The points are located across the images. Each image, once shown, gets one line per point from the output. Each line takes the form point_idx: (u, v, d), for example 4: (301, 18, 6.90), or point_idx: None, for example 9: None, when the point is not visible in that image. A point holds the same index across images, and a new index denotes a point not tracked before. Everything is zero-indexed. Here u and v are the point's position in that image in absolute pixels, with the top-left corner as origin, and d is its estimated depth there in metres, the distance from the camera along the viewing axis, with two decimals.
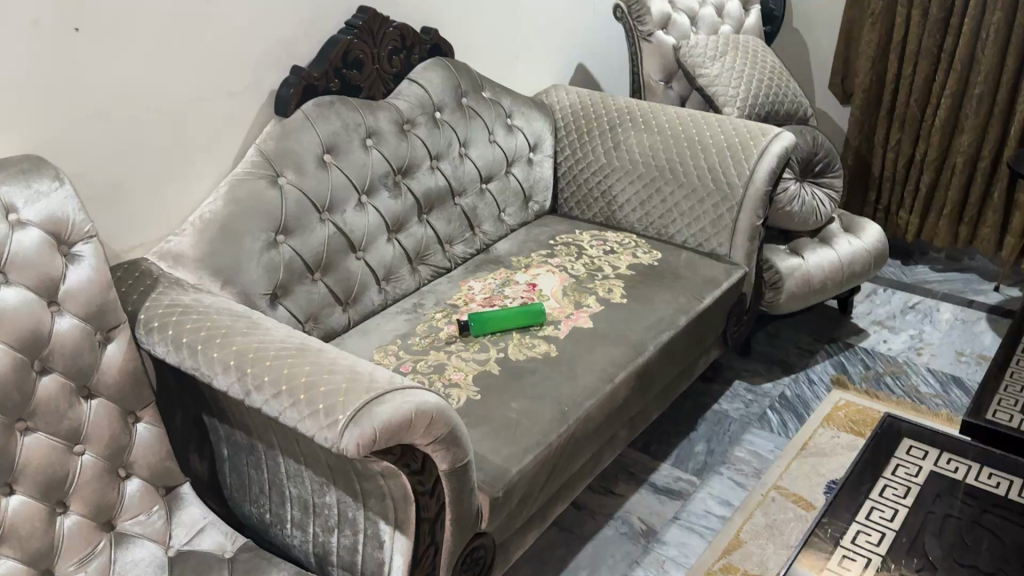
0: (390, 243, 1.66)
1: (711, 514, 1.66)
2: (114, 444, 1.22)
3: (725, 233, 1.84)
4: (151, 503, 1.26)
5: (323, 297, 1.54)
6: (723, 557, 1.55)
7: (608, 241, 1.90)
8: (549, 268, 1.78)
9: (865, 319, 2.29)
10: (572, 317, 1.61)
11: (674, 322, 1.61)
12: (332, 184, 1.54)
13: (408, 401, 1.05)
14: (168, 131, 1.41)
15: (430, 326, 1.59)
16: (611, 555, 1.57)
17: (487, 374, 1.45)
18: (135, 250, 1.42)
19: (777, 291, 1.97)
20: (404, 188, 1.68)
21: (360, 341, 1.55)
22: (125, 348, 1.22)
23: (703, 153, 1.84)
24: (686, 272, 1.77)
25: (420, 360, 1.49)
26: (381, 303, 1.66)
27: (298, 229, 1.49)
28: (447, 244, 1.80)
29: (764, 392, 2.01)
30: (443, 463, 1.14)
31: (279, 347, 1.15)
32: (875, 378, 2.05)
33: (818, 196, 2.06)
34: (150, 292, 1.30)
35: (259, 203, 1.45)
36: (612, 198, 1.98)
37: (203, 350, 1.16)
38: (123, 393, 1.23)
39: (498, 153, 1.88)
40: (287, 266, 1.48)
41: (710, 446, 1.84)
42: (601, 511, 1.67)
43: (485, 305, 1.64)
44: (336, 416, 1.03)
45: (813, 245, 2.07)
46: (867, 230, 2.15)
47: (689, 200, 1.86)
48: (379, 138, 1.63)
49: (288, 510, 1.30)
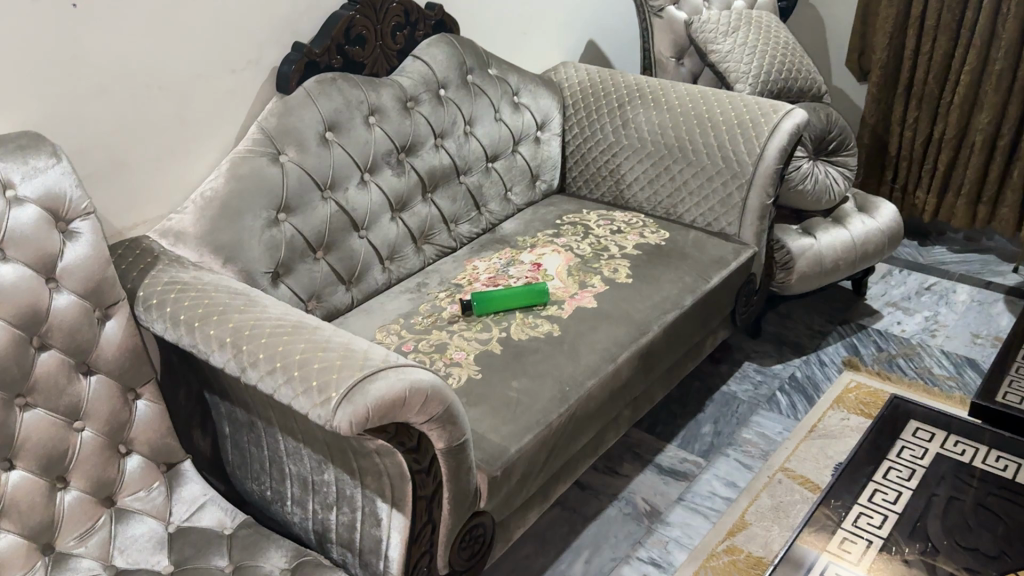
0: (394, 222, 1.65)
1: (716, 495, 1.64)
2: (114, 421, 1.23)
3: (734, 212, 1.81)
4: (152, 479, 1.27)
5: (325, 275, 1.54)
6: (727, 538, 1.54)
7: (616, 220, 1.88)
8: (555, 248, 1.76)
9: (879, 301, 2.26)
10: (576, 297, 1.59)
11: (679, 302, 1.59)
12: (335, 161, 1.53)
13: (403, 377, 1.05)
14: (170, 108, 1.41)
15: (432, 306, 1.59)
16: (614, 535, 1.56)
17: (489, 354, 1.44)
18: (137, 228, 1.42)
19: (789, 272, 1.94)
20: (408, 166, 1.66)
21: (363, 321, 1.55)
22: (124, 326, 1.23)
23: (713, 131, 1.81)
24: (694, 251, 1.74)
25: (422, 340, 1.48)
26: (385, 283, 1.65)
27: (300, 206, 1.49)
28: (452, 224, 1.79)
29: (774, 373, 1.99)
30: (439, 442, 1.13)
31: (276, 323, 1.15)
32: (887, 360, 2.02)
33: (831, 174, 2.02)
34: (150, 270, 1.30)
35: (261, 181, 1.44)
36: (621, 176, 1.96)
37: (200, 327, 1.16)
38: (123, 369, 1.23)
39: (504, 131, 1.86)
40: (289, 244, 1.47)
41: (718, 427, 1.82)
42: (605, 491, 1.66)
43: (488, 284, 1.63)
44: (329, 393, 1.02)
45: (827, 224, 2.03)
46: (882, 209, 2.11)
47: (698, 177, 1.84)
48: (382, 115, 1.61)
49: (288, 488, 1.29)
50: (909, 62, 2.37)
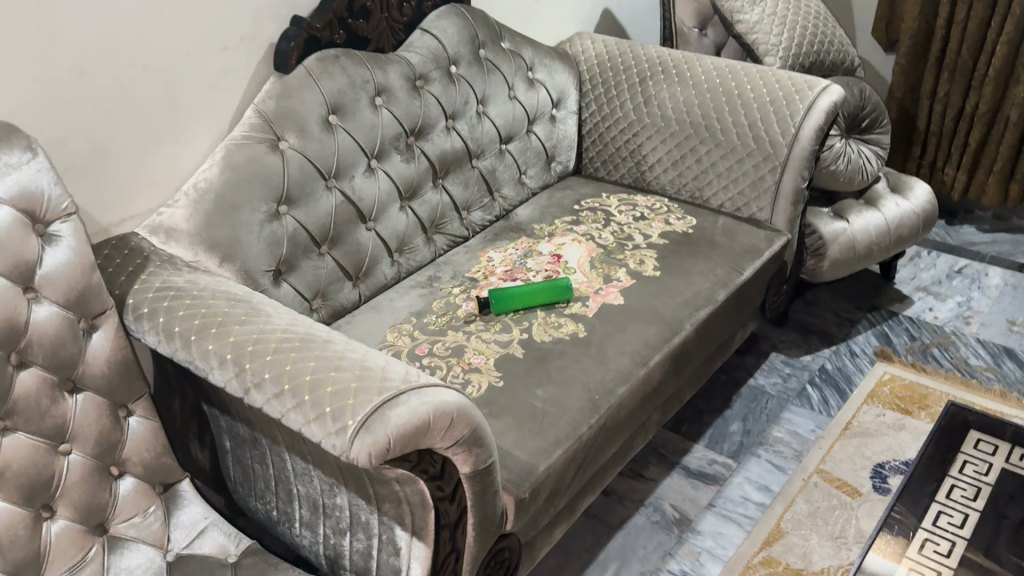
0: (403, 212, 1.53)
1: (749, 501, 1.55)
2: (104, 442, 1.11)
3: (766, 197, 1.69)
4: (147, 503, 1.16)
5: (331, 272, 1.42)
6: (763, 549, 1.45)
7: (638, 205, 1.76)
8: (575, 237, 1.64)
9: (908, 285, 2.15)
10: (601, 293, 1.47)
11: (712, 297, 1.48)
12: (339, 147, 1.41)
13: (425, 400, 0.94)
14: (157, 90, 1.28)
15: (446, 303, 1.47)
16: (643, 546, 1.47)
17: (510, 358, 1.33)
18: (123, 224, 1.30)
19: (820, 259, 1.83)
20: (417, 151, 1.54)
21: (372, 320, 1.44)
22: (112, 338, 1.11)
23: (744, 109, 1.69)
24: (724, 240, 1.63)
25: (437, 342, 1.37)
26: (394, 277, 1.54)
27: (303, 197, 1.37)
28: (465, 211, 1.66)
29: (803, 364, 1.89)
30: (465, 466, 1.03)
31: (282, 336, 1.03)
32: (921, 350, 1.92)
33: (864, 153, 1.91)
34: (140, 273, 1.17)
35: (260, 170, 1.32)
36: (642, 157, 1.83)
37: (197, 340, 1.04)
38: (112, 385, 1.12)
39: (519, 110, 1.73)
40: (291, 239, 1.35)
41: (747, 426, 1.72)
42: (630, 497, 1.57)
43: (505, 279, 1.52)
44: (345, 421, 0.91)
45: (859, 206, 1.91)
46: (915, 190, 1.99)
47: (726, 159, 1.72)
48: (390, 96, 1.48)
49: (297, 510, 1.19)
50: (942, 31, 2.23)
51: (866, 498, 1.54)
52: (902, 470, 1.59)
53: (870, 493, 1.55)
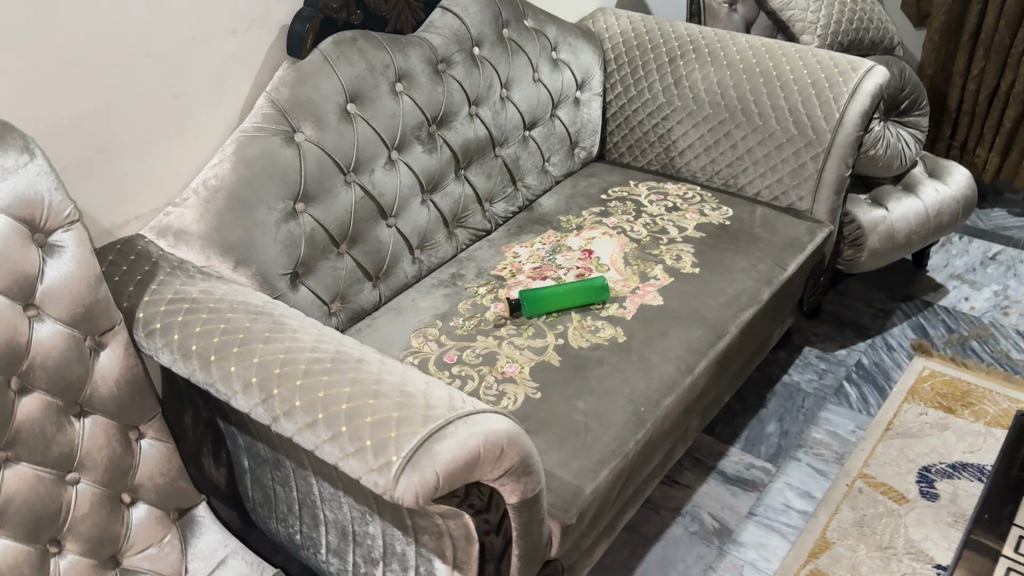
0: (425, 206, 1.43)
1: (791, 509, 1.48)
2: (115, 468, 1.02)
3: (807, 185, 1.60)
4: (162, 531, 1.07)
5: (350, 273, 1.33)
6: (809, 561, 1.38)
7: (669, 194, 1.66)
8: (605, 230, 1.55)
9: (941, 273, 2.07)
10: (639, 292, 1.38)
11: (756, 296, 1.39)
12: (357, 139, 1.30)
13: (474, 430, 0.85)
14: (161, 79, 1.17)
15: (473, 304, 1.38)
16: (682, 558, 1.40)
17: (547, 366, 1.24)
18: (128, 226, 1.20)
19: (858, 248, 1.74)
20: (439, 140, 1.43)
21: (394, 323, 1.34)
22: (121, 356, 1.01)
23: (783, 91, 1.59)
24: (764, 233, 1.54)
25: (467, 348, 1.28)
26: (415, 275, 1.44)
27: (321, 194, 1.27)
28: (487, 203, 1.56)
29: (838, 359, 1.81)
30: (513, 497, 0.94)
31: (311, 356, 0.93)
32: (960, 343, 1.84)
33: (903, 137, 1.81)
34: (149, 282, 1.08)
35: (275, 166, 1.22)
36: (672, 143, 1.74)
37: (218, 361, 0.95)
38: (123, 407, 1.02)
39: (543, 93, 1.63)
40: (309, 239, 1.26)
41: (784, 427, 1.64)
42: (666, 506, 1.49)
43: (535, 277, 1.42)
44: (388, 457, 0.82)
45: (897, 192, 1.82)
46: (953, 174, 1.90)
47: (764, 145, 1.62)
48: (411, 81, 1.38)
49: (323, 535, 1.10)
50: (977, 5, 2.12)
51: (914, 505, 1.47)
52: (949, 473, 1.52)
53: (918, 498, 1.48)
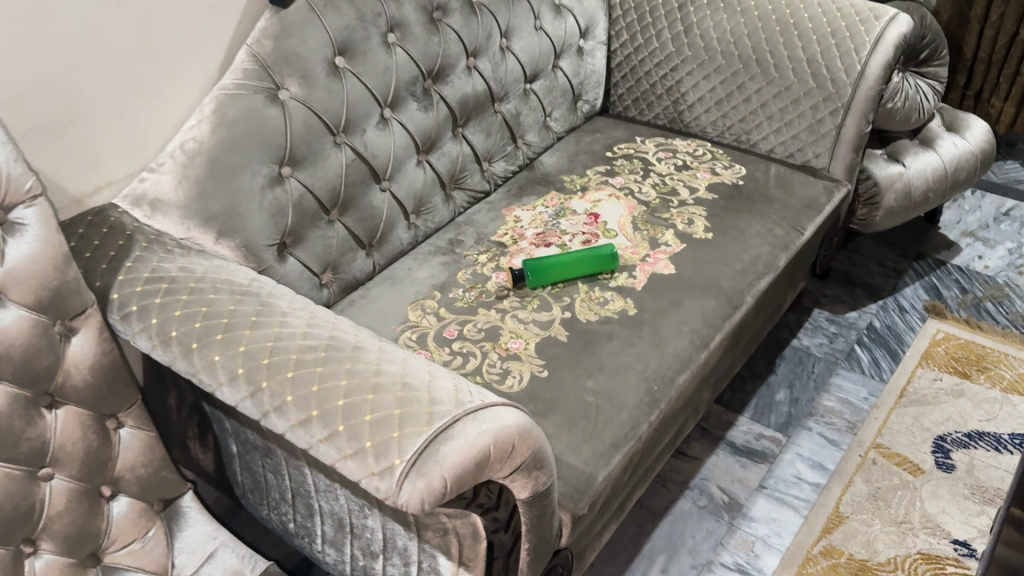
0: (420, 167, 1.34)
1: (802, 482, 1.43)
2: (93, 461, 0.94)
3: (824, 142, 1.51)
4: (146, 525, 1.00)
5: (342, 242, 1.24)
6: (823, 537, 1.33)
7: (677, 151, 1.57)
8: (612, 192, 1.46)
9: (954, 230, 2.00)
10: (649, 261, 1.30)
11: (773, 263, 1.31)
12: (347, 96, 1.20)
13: (484, 428, 0.77)
14: (134, 33, 1.06)
15: (473, 274, 1.30)
16: (692, 535, 1.35)
17: (554, 342, 1.17)
18: (100, 193, 1.11)
19: (874, 208, 1.67)
20: (435, 96, 1.33)
21: (390, 295, 1.26)
22: (95, 341, 0.93)
23: (801, 41, 1.48)
24: (779, 194, 1.45)
25: (467, 323, 1.20)
26: (411, 242, 1.36)
27: (308, 157, 1.17)
28: (486, 162, 1.47)
29: (849, 322, 1.75)
30: (523, 492, 0.88)
31: (303, 344, 0.85)
32: (974, 304, 1.78)
33: (921, 89, 1.69)
34: (123, 259, 0.99)
35: (258, 127, 1.12)
36: (681, 95, 1.64)
37: (200, 349, 0.86)
38: (99, 396, 0.94)
39: (545, 43, 1.52)
40: (296, 206, 1.16)
41: (794, 394, 1.59)
42: (673, 479, 1.44)
43: (538, 244, 1.35)
44: (390, 460, 0.74)
45: (914, 147, 1.73)
46: (972, 127, 1.82)
47: (780, 99, 1.52)
48: (404, 32, 1.27)
49: (318, 526, 1.04)
50: None
51: (930, 477, 1.42)
52: (965, 444, 1.47)
53: (933, 470, 1.43)
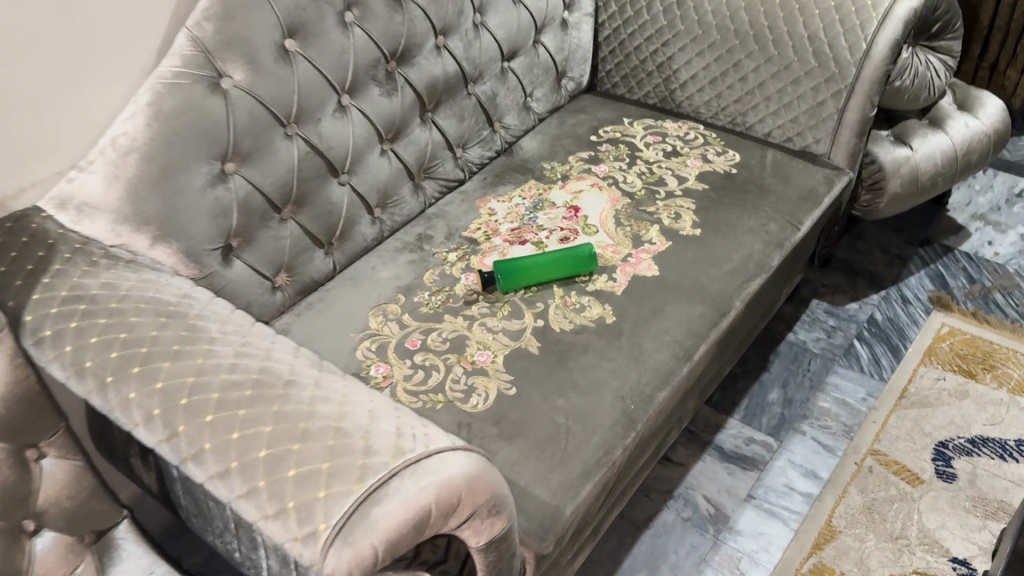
0: (385, 157, 1.23)
1: (793, 492, 1.35)
2: (13, 498, 0.85)
3: (826, 127, 1.40)
4: (73, 561, 0.92)
5: (296, 241, 1.14)
6: (813, 554, 1.25)
7: (667, 135, 1.47)
8: (594, 181, 1.36)
9: (963, 214, 1.89)
10: (631, 261, 1.20)
11: (766, 263, 1.21)
12: (298, 83, 1.09)
13: (424, 484, 0.68)
14: (57, 18, 0.95)
15: (441, 274, 1.20)
16: (674, 550, 1.27)
17: (524, 355, 1.08)
18: (25, 195, 1.01)
19: (878, 194, 1.56)
20: (399, 79, 1.22)
21: (350, 298, 1.17)
22: (6, 369, 0.81)
23: (803, 16, 1.36)
24: (775, 184, 1.35)
25: (432, 332, 1.11)
26: (376, 238, 1.26)
27: (255, 151, 1.07)
28: (460, 149, 1.36)
29: (848, 315, 1.65)
30: (475, 539, 0.79)
31: (229, 379, 0.76)
32: (982, 295, 1.68)
33: (931, 64, 1.55)
34: (42, 274, 0.88)
35: (200, 121, 1.01)
36: (672, 73, 1.52)
37: (116, 384, 0.77)
38: (15, 427, 0.84)
39: (525, 17, 1.40)
40: (242, 205, 1.07)
41: (787, 394, 1.50)
42: (656, 488, 1.36)
43: (512, 242, 1.24)
44: (314, 525, 0.65)
45: (923, 128, 1.61)
46: (985, 106, 1.69)
47: (779, 79, 1.41)
48: (363, 10, 1.15)
49: (263, 558, 0.96)
50: None
51: (930, 487, 1.34)
52: (968, 451, 1.39)
53: (933, 480, 1.35)
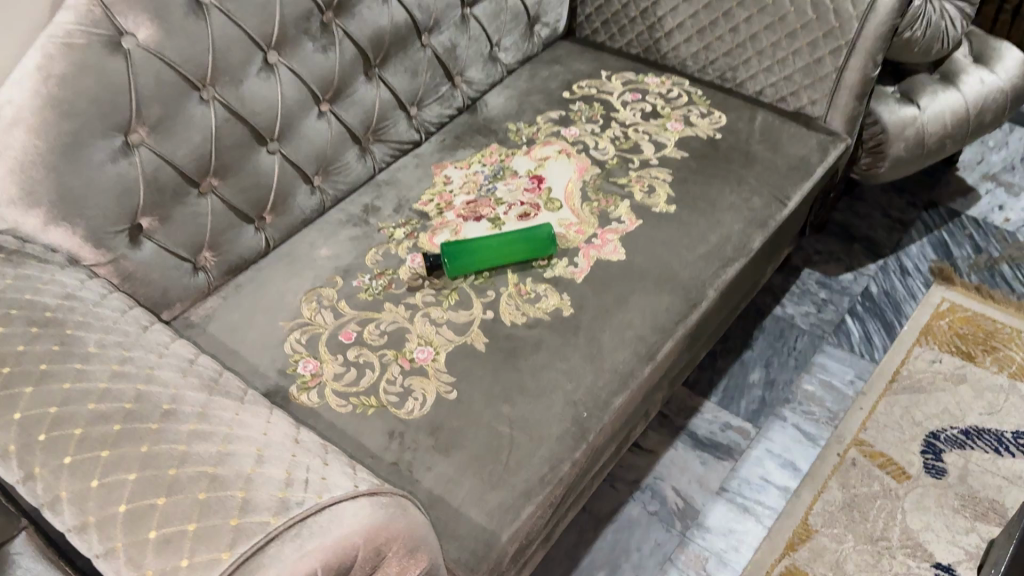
0: (324, 120, 1.11)
1: (769, 485, 1.26)
2: None
3: (822, 87, 1.25)
4: None
5: (220, 218, 1.03)
6: (786, 555, 1.17)
7: (648, 94, 1.33)
8: (562, 147, 1.23)
9: (973, 174, 1.75)
10: (596, 242, 1.09)
11: (745, 246, 1.09)
12: (214, 40, 0.95)
13: (308, 548, 0.58)
14: None
15: (385, 254, 1.09)
16: (637, 547, 1.19)
17: (469, 351, 0.97)
18: None
19: (878, 158, 1.43)
20: (338, 32, 1.08)
21: (284, 280, 1.06)
22: None
23: None
24: (762, 152, 1.22)
25: (369, 323, 1.00)
26: (317, 210, 1.15)
27: (165, 120, 0.94)
28: (414, 108, 1.24)
29: (841, 287, 1.54)
30: None
31: (97, 409, 0.66)
32: (987, 267, 1.55)
33: (947, 13, 1.36)
34: None
35: (100, 86, 0.87)
36: (657, 21, 1.37)
37: None
38: None
39: None
40: (150, 180, 0.94)
41: (769, 375, 1.40)
42: (623, 478, 1.28)
43: (466, 218, 1.13)
44: None
45: (934, 84, 1.46)
46: (1003, 59, 1.53)
47: (773, 31, 1.26)
48: None
49: None
50: None
51: (917, 483, 1.24)
52: (961, 443, 1.29)
53: (921, 475, 1.25)
